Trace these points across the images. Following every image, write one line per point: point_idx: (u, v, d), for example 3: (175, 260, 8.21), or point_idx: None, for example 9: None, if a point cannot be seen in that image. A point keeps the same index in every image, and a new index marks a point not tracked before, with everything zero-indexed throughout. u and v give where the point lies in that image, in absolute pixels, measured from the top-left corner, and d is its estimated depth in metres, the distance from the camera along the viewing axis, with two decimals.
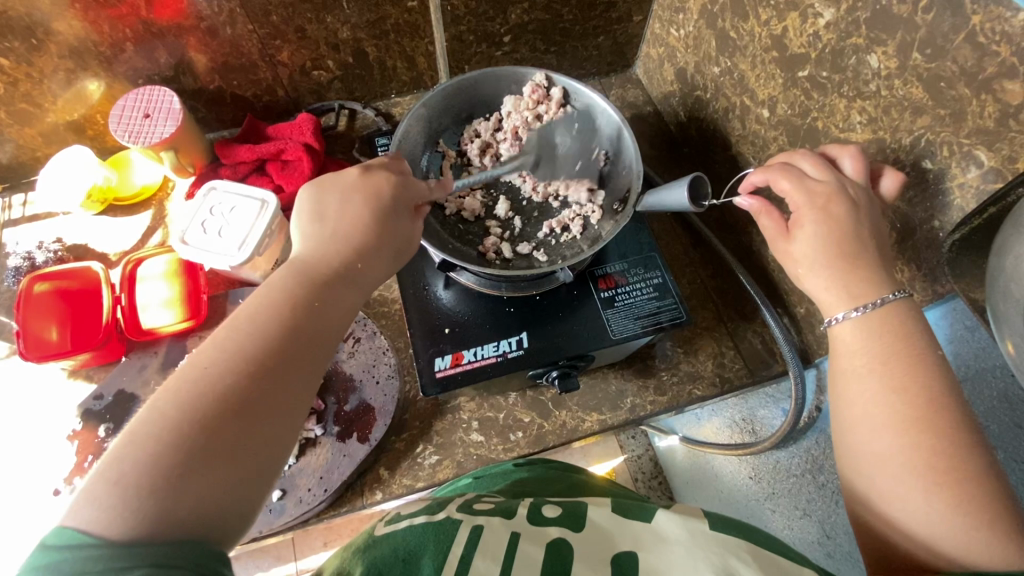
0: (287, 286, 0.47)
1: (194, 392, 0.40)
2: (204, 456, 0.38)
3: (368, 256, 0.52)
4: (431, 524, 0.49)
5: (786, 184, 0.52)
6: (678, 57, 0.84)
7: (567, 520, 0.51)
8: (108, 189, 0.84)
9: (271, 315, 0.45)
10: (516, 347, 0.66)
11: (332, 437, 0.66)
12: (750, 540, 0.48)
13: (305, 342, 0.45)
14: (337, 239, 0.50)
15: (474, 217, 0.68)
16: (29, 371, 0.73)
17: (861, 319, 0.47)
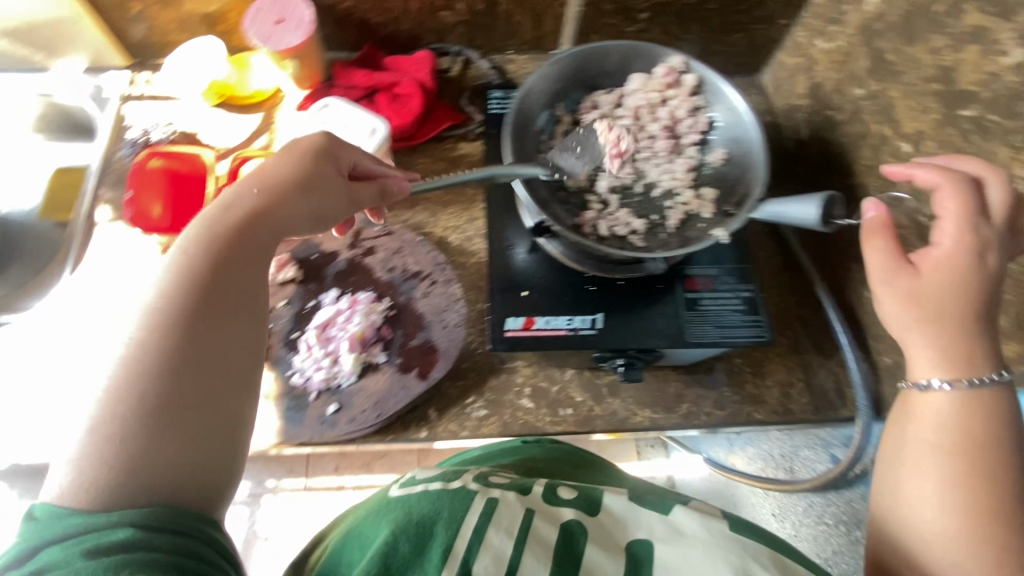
0: (198, 252, 0.44)
1: (128, 368, 0.38)
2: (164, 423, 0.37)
3: (312, 202, 0.50)
4: (446, 491, 0.48)
5: (950, 203, 0.48)
6: (818, 71, 0.80)
7: (582, 503, 0.51)
8: (227, 86, 0.86)
9: (194, 270, 0.42)
10: (589, 326, 0.65)
11: (393, 368, 0.67)
12: (770, 545, 0.48)
13: (229, 279, 0.43)
14: (239, 195, 0.47)
15: (577, 187, 0.66)
16: (127, 239, 0.77)
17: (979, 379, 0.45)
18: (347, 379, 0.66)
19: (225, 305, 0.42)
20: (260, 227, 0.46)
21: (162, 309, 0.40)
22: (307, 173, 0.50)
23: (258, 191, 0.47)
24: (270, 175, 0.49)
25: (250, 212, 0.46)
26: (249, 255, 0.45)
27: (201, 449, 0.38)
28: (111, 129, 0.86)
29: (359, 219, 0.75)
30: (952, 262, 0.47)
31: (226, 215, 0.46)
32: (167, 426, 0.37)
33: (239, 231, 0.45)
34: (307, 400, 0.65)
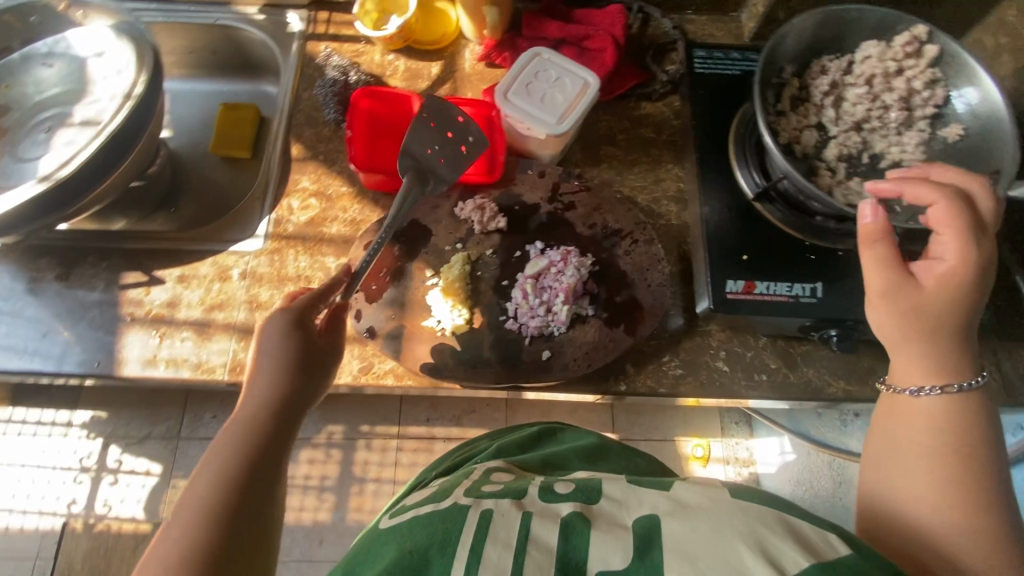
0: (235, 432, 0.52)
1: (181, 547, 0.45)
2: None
3: (316, 380, 0.58)
4: (441, 511, 0.46)
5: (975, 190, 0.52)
6: None
7: (579, 494, 0.47)
8: (413, 28, 0.85)
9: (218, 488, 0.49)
10: (809, 294, 0.65)
11: (601, 320, 0.69)
12: (779, 507, 0.43)
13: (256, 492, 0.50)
14: (271, 368, 0.55)
15: (802, 154, 0.67)
16: (326, 179, 0.78)
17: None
18: (560, 327, 0.68)
19: (258, 488, 0.50)
20: (263, 433, 0.53)
21: (224, 449, 0.51)
22: (310, 340, 0.58)
23: (270, 427, 0.53)
24: (313, 351, 0.58)
25: (251, 435, 0.52)
26: (266, 458, 0.52)
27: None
28: (296, 67, 0.85)
29: (558, 172, 0.76)
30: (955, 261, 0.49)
31: (230, 437, 0.52)
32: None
33: (252, 435, 0.52)
34: (522, 344, 0.67)
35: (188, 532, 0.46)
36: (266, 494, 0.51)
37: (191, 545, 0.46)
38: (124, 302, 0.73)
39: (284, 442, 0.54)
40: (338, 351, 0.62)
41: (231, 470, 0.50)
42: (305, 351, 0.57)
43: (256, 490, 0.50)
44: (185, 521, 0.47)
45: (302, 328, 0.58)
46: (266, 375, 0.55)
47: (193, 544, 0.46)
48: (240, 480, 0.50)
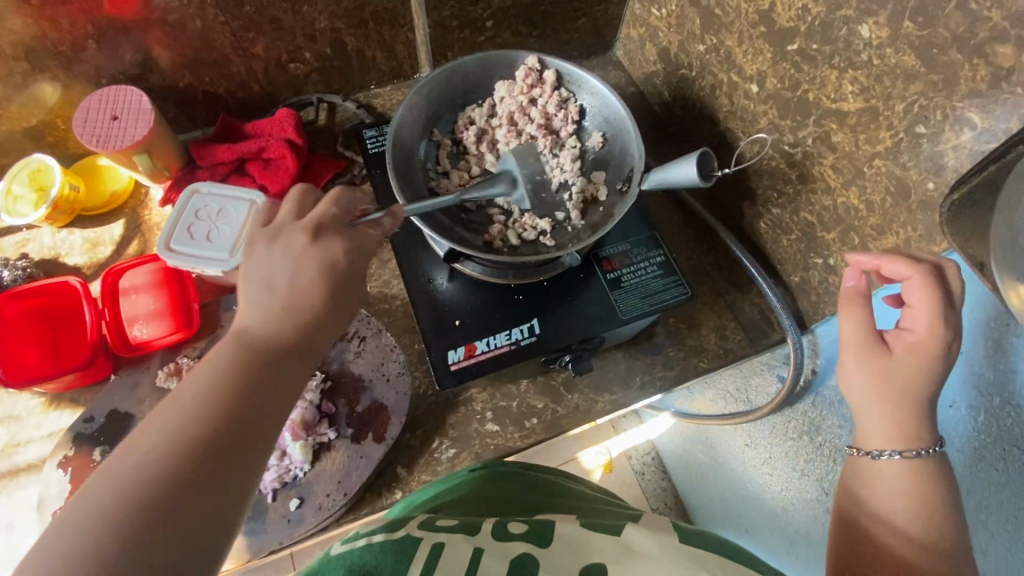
0: (225, 361, 0.43)
1: (116, 492, 0.35)
2: (132, 552, 0.33)
3: (323, 326, 0.48)
4: (390, 541, 0.45)
5: (922, 294, 0.48)
6: (661, 36, 0.85)
7: (533, 537, 0.49)
8: (74, 197, 0.78)
9: (183, 425, 0.39)
10: (527, 335, 0.66)
11: (347, 440, 0.64)
12: (726, 552, 0.47)
13: (236, 429, 0.40)
14: (290, 311, 0.46)
15: (476, 205, 0.66)
16: (9, 398, 0.68)
17: (880, 365, 0.50)
18: (302, 468, 0.62)
19: (240, 458, 0.39)
20: (257, 394, 0.42)
21: (192, 398, 0.40)
22: (329, 284, 0.48)
23: (269, 375, 0.43)
24: (297, 303, 0.47)
25: (258, 364, 0.43)
26: (257, 419, 0.41)
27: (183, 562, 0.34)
28: None
29: None
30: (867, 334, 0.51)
31: (223, 362, 0.43)
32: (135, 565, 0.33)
33: (254, 365, 0.43)
34: (266, 504, 0.61)
35: (137, 478, 0.36)
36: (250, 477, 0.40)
37: (160, 457, 0.37)
38: None
39: (285, 399, 0.44)
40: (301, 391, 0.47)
41: (196, 437, 0.39)
42: (290, 307, 0.47)
43: (241, 458, 0.39)
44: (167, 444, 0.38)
45: (276, 287, 0.47)
46: (280, 279, 0.47)
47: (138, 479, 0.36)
48: (207, 441, 0.39)
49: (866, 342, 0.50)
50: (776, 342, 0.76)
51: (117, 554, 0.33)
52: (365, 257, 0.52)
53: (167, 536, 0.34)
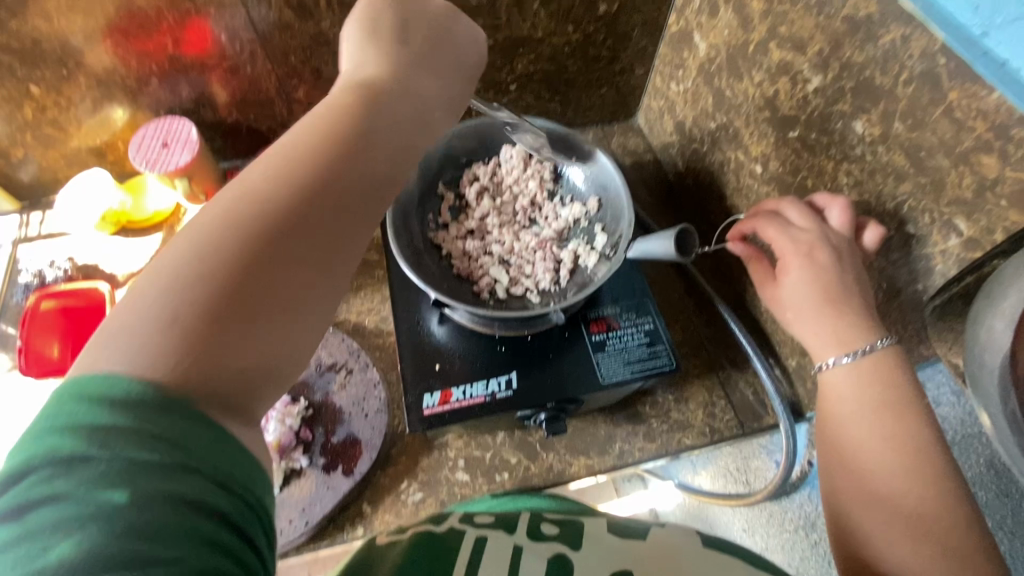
0: (344, 99, 0.43)
1: (251, 204, 0.36)
2: (234, 305, 0.34)
3: (440, 94, 0.49)
4: (439, 537, 0.49)
5: (771, 231, 0.56)
6: (678, 110, 0.87)
7: (566, 537, 0.50)
8: (122, 213, 0.86)
9: (313, 142, 0.40)
10: (505, 387, 0.66)
11: (318, 468, 0.66)
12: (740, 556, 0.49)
13: (370, 170, 0.41)
14: (409, 61, 0.47)
15: (468, 256, 0.69)
16: (29, 387, 0.74)
17: (851, 364, 0.50)
18: None
19: (349, 216, 0.39)
20: (376, 134, 0.42)
21: (305, 129, 0.41)
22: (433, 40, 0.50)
23: (371, 126, 0.42)
24: (425, 49, 0.49)
25: (369, 102, 0.43)
26: (375, 168, 0.41)
27: (277, 343, 0.35)
28: (5, 274, 0.84)
29: None
30: (850, 389, 0.50)
31: (326, 122, 0.41)
32: (244, 316, 0.34)
33: (363, 97, 0.43)
34: None
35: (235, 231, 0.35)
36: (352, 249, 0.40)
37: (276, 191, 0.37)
38: None
39: (398, 157, 0.43)
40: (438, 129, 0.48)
41: (297, 198, 0.37)
42: (413, 62, 0.47)
43: (347, 221, 0.39)
44: (268, 202, 0.37)
45: (405, 46, 0.48)
46: (415, 23, 0.49)
47: (219, 242, 0.35)
48: (317, 197, 0.38)
49: (837, 343, 0.51)
50: (767, 427, 0.73)
51: (223, 299, 0.34)
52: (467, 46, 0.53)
53: (273, 306, 0.35)
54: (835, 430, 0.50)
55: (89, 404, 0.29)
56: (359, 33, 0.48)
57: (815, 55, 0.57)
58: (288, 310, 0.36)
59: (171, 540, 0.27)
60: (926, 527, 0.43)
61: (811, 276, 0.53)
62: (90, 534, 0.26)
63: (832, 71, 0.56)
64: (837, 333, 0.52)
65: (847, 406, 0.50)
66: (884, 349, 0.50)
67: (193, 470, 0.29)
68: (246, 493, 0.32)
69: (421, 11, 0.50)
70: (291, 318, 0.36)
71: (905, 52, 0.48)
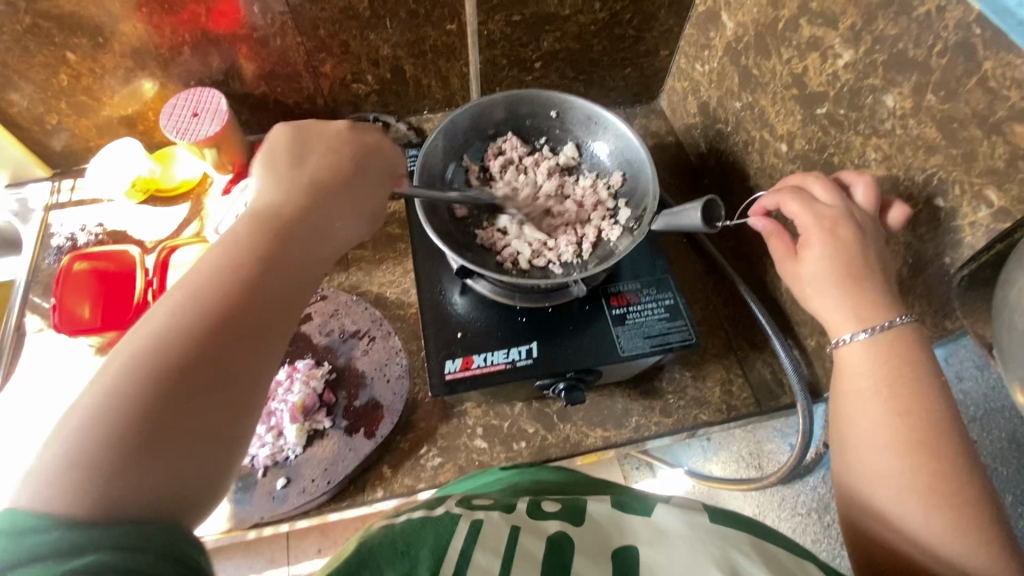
0: (238, 235, 0.43)
1: (150, 355, 0.36)
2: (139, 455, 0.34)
3: (347, 212, 0.50)
4: (431, 518, 0.47)
5: (796, 205, 0.56)
6: (702, 91, 0.87)
7: (566, 515, 0.52)
8: (151, 180, 0.88)
9: (216, 279, 0.40)
10: (525, 356, 0.67)
11: (340, 430, 0.67)
12: (740, 527, 0.52)
13: (275, 295, 0.42)
14: (301, 189, 0.48)
15: (492, 227, 0.70)
16: (61, 346, 0.77)
17: (869, 340, 0.50)
18: (294, 450, 0.65)
19: (252, 339, 0.40)
20: (283, 263, 0.43)
21: (199, 269, 0.41)
22: (337, 181, 0.50)
23: (279, 262, 0.43)
24: (326, 180, 0.49)
25: (272, 237, 0.44)
26: (283, 296, 0.42)
27: (192, 477, 0.35)
28: (37, 238, 0.86)
29: None
30: (866, 361, 0.50)
31: (217, 255, 0.42)
32: (156, 454, 0.34)
33: (264, 236, 0.44)
34: (255, 479, 0.64)
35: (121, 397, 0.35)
36: (261, 369, 0.40)
37: (174, 336, 0.37)
38: None
39: (305, 273, 0.45)
40: (351, 229, 0.50)
41: (194, 336, 0.38)
42: (313, 181, 0.49)
43: (255, 347, 0.40)
44: (161, 355, 0.37)
45: (302, 168, 0.49)
46: (314, 160, 0.50)
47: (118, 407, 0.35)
48: (219, 331, 0.39)
49: (863, 315, 0.51)
50: (784, 405, 0.73)
51: (123, 455, 0.34)
52: (389, 160, 0.56)
53: (179, 441, 0.35)
54: (849, 402, 0.51)
55: None
56: (260, 158, 0.50)
57: (847, 30, 0.57)
58: (203, 454, 0.36)
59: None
60: (950, 494, 0.44)
61: (839, 246, 0.52)
62: None
63: (864, 45, 0.56)
64: (863, 304, 0.52)
65: (866, 382, 0.50)
66: (903, 325, 0.50)
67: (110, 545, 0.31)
68: (185, 557, 0.33)
69: (320, 136, 0.53)
70: (202, 446, 0.36)
71: (940, 23, 0.48)
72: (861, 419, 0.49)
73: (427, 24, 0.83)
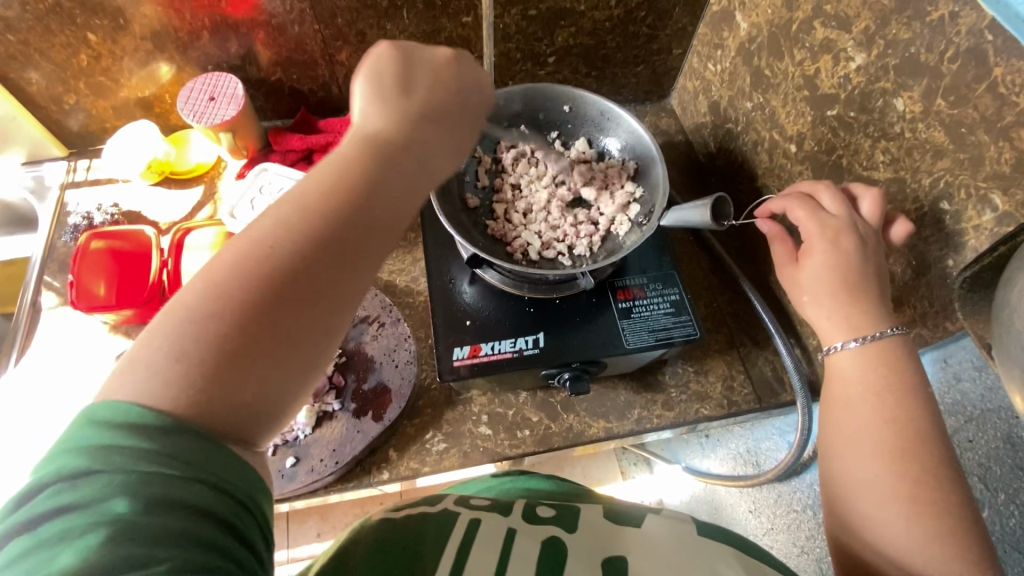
0: (345, 155, 0.43)
1: (252, 264, 0.37)
2: (231, 361, 0.35)
3: (443, 147, 0.48)
4: (431, 518, 0.51)
5: (802, 211, 0.57)
6: (713, 90, 0.88)
7: (560, 520, 0.53)
8: (166, 163, 0.89)
9: (320, 198, 0.40)
10: (532, 346, 0.68)
11: (349, 412, 0.68)
12: (737, 546, 0.52)
13: (370, 225, 0.41)
14: (405, 117, 0.46)
15: (502, 218, 0.71)
16: (75, 323, 0.78)
17: (860, 348, 0.52)
18: (303, 430, 0.67)
19: (346, 271, 0.40)
20: (381, 193, 0.43)
21: (309, 184, 0.41)
22: (435, 115, 0.48)
23: (376, 192, 0.42)
24: (427, 113, 0.48)
25: (374, 163, 0.43)
26: (379, 227, 0.42)
27: (269, 401, 0.37)
28: (54, 216, 0.87)
29: None
30: (857, 370, 0.52)
31: (323, 178, 0.41)
32: (246, 368, 0.36)
33: (368, 160, 0.43)
34: (264, 457, 0.65)
35: (222, 300, 0.36)
36: (350, 301, 0.40)
37: (278, 250, 0.38)
38: None
39: (400, 208, 0.44)
40: (446, 165, 0.49)
41: (296, 253, 0.38)
42: (414, 114, 0.47)
43: (346, 276, 0.40)
44: (267, 266, 0.37)
45: (408, 97, 0.47)
46: (421, 89, 0.49)
47: (222, 310, 0.36)
48: (318, 253, 0.39)
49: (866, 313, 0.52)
50: (785, 403, 0.74)
51: (221, 361, 0.35)
52: (484, 99, 0.53)
53: (266, 361, 0.36)
54: (843, 407, 0.52)
55: (94, 427, 0.32)
56: (364, 74, 0.48)
57: (860, 33, 0.58)
58: (281, 373, 0.37)
59: (176, 543, 0.29)
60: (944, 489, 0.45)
61: (837, 255, 0.54)
62: (92, 538, 0.29)
63: (877, 48, 0.57)
64: (864, 307, 0.53)
65: (858, 390, 0.51)
66: (893, 337, 0.52)
67: (192, 474, 0.31)
68: (250, 495, 0.34)
69: (424, 62, 0.50)
70: (287, 368, 0.37)
71: (952, 28, 0.48)
72: (849, 424, 0.50)
73: (443, 15, 0.84)
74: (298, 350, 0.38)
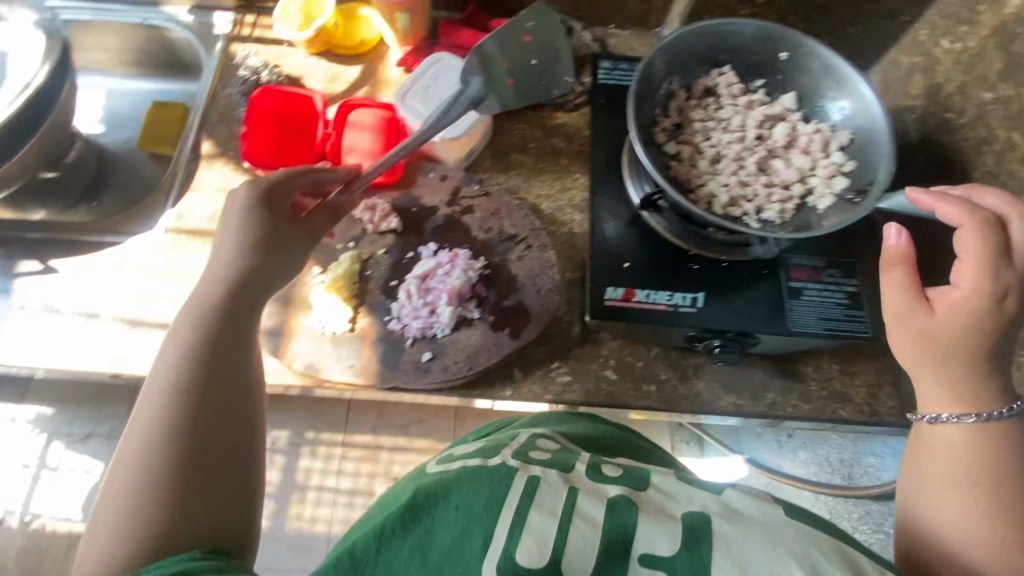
0: (201, 296, 0.54)
1: (144, 435, 0.46)
2: (192, 470, 0.45)
3: (275, 270, 0.58)
4: (483, 471, 0.46)
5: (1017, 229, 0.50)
6: (939, 71, 0.77)
7: (628, 480, 0.47)
8: (334, 33, 0.87)
9: (174, 360, 0.50)
10: (689, 304, 0.65)
11: (487, 324, 0.68)
12: (817, 524, 0.43)
13: (221, 368, 0.51)
14: (227, 247, 0.57)
15: (687, 160, 0.65)
16: (233, 176, 0.80)
17: (974, 426, 0.48)
18: (443, 330, 0.67)
19: (226, 399, 0.49)
20: (220, 339, 0.52)
21: (176, 336, 0.52)
22: (265, 249, 0.58)
23: (228, 317, 0.54)
24: (254, 251, 0.57)
25: (193, 317, 0.53)
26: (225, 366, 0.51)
27: (220, 513, 0.45)
28: (219, 66, 0.87)
29: (459, 177, 0.77)
30: (963, 443, 0.49)
31: (177, 343, 0.51)
32: (185, 484, 0.44)
33: (199, 319, 0.53)
34: (403, 345, 0.67)
35: (148, 441, 0.45)
36: (232, 427, 0.49)
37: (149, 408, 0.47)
38: (16, 290, 0.73)
39: (242, 349, 0.53)
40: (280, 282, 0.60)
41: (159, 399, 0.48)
42: (266, 238, 0.58)
43: (224, 417, 0.49)
44: (154, 419, 0.46)
45: (255, 229, 0.58)
46: (233, 217, 0.58)
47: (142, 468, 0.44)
48: (182, 393, 0.48)
49: None
50: None
51: (161, 488, 0.44)
52: (298, 179, 0.63)
53: (196, 476, 0.45)
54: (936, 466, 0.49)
55: None
56: (222, 218, 0.59)
57: None
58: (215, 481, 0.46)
59: None
60: None
61: (984, 308, 0.48)
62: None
63: None
64: (995, 367, 0.49)
65: (964, 473, 0.48)
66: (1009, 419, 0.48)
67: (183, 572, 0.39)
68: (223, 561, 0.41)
69: (272, 195, 0.60)
70: (218, 493, 0.45)
71: None
72: None
73: None
74: (223, 473, 0.46)
